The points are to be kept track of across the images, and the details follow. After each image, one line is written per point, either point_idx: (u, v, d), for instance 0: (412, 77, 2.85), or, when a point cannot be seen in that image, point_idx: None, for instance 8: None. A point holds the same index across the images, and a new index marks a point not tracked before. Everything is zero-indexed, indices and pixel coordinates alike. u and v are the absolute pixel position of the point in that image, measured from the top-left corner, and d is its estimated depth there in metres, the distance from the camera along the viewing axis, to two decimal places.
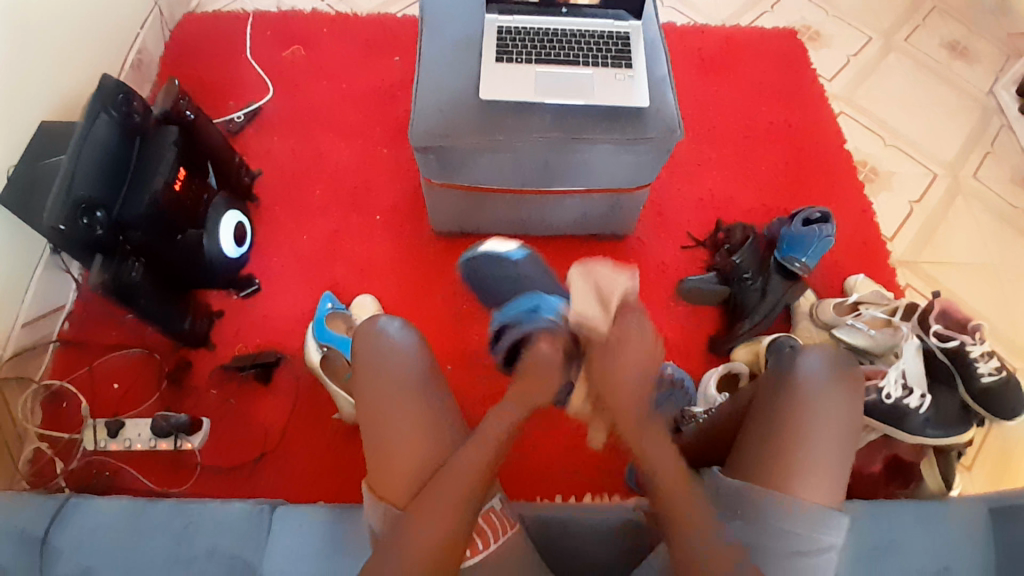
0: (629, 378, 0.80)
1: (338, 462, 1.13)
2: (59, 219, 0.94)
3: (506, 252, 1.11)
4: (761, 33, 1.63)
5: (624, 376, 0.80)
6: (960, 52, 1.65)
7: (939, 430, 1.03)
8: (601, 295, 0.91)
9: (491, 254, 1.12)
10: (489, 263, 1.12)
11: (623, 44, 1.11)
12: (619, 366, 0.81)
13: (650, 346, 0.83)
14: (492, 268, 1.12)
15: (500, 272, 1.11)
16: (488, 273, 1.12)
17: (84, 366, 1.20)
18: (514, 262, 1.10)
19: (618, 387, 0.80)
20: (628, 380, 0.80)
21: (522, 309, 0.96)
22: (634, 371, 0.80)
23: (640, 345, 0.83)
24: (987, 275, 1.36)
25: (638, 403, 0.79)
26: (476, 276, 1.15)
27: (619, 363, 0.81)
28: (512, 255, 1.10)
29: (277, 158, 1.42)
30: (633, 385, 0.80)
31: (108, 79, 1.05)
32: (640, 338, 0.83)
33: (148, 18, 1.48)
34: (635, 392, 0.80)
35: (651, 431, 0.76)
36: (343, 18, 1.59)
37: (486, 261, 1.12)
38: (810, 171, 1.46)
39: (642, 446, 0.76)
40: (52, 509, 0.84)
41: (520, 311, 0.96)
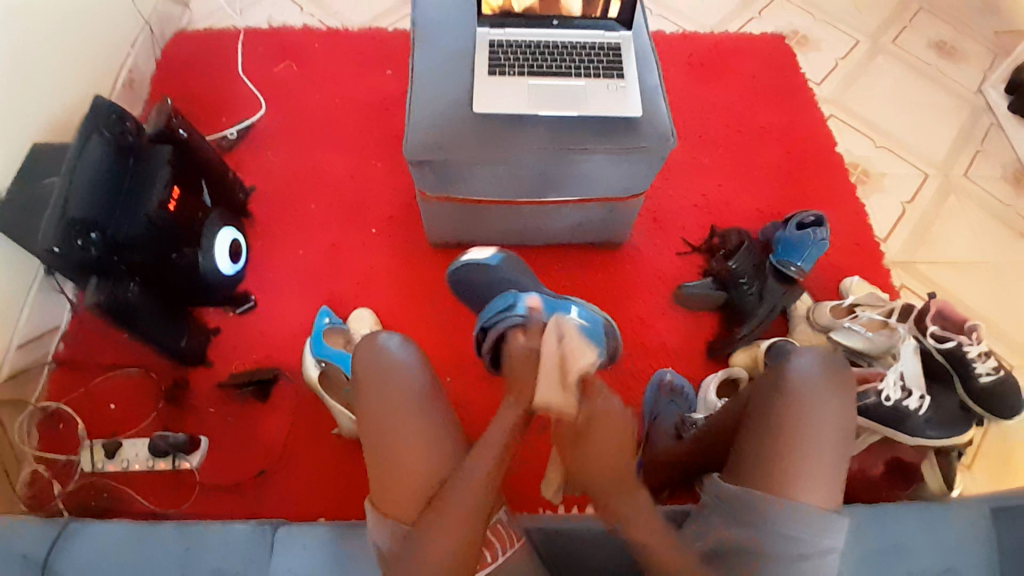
0: (606, 438, 0.76)
1: (338, 479, 1.13)
2: (54, 241, 0.95)
3: (484, 259, 1.06)
4: (750, 39, 1.64)
5: (602, 443, 0.76)
6: (946, 53, 1.66)
7: (939, 431, 1.03)
8: (557, 332, 0.85)
9: (469, 263, 1.07)
10: (471, 271, 1.08)
11: (615, 54, 1.12)
12: (595, 440, 0.76)
13: (626, 423, 0.78)
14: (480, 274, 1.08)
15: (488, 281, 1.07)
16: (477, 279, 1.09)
17: (80, 387, 1.19)
18: (494, 268, 1.06)
19: (591, 467, 0.75)
20: (604, 450, 0.75)
21: (496, 308, 0.92)
22: (612, 430, 0.76)
23: (617, 417, 0.78)
24: (981, 274, 1.37)
25: (618, 465, 0.74)
26: (466, 283, 1.11)
27: (592, 443, 0.76)
28: (490, 260, 1.06)
29: (271, 174, 1.42)
30: (610, 441, 0.76)
31: (100, 100, 1.08)
32: (614, 408, 0.78)
33: (139, 37, 1.48)
34: (609, 449, 0.75)
35: (629, 489, 0.73)
36: (334, 33, 1.60)
37: (467, 268, 1.08)
38: (803, 175, 1.47)
39: (623, 505, 0.72)
40: (52, 534, 0.83)
41: (494, 311, 0.93)
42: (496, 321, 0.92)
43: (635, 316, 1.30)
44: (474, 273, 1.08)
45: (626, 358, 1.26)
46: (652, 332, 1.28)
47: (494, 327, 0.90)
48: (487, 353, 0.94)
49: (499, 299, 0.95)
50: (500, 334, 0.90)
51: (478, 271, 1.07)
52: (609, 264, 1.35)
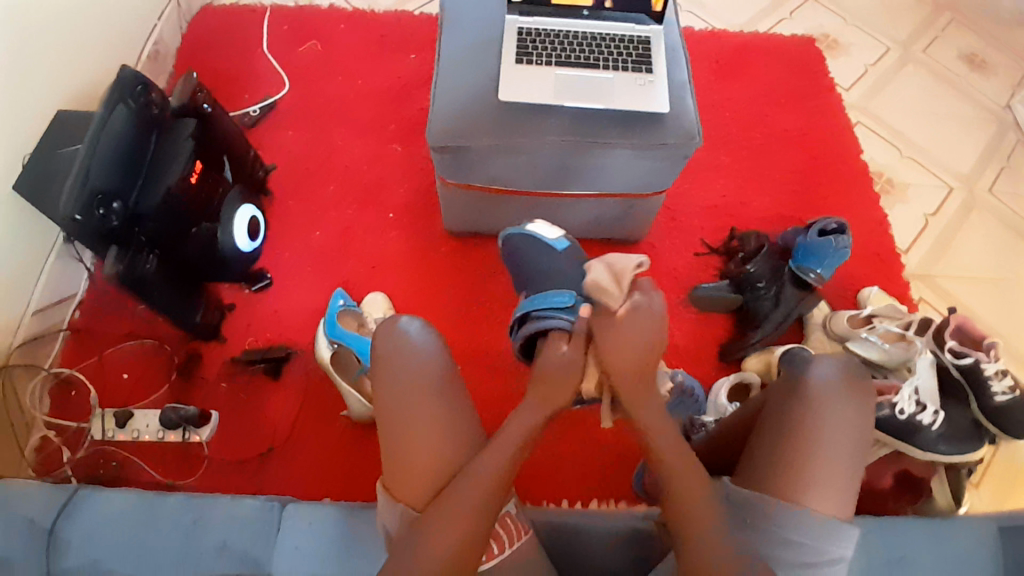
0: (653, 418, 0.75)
1: (345, 460, 1.13)
2: (76, 209, 0.94)
3: (552, 241, 1.01)
4: (779, 40, 1.62)
5: (628, 347, 0.74)
6: (978, 64, 1.64)
7: (951, 446, 1.02)
8: (612, 272, 0.77)
9: (534, 236, 1.02)
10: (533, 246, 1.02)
11: (644, 48, 1.11)
12: (618, 345, 0.74)
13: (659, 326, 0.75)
14: (534, 249, 1.01)
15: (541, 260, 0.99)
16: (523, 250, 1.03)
17: (95, 355, 1.20)
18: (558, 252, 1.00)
19: (618, 364, 0.74)
20: (628, 354, 0.74)
21: (549, 302, 0.83)
22: (635, 333, 0.74)
23: (645, 320, 0.74)
24: (1001, 291, 1.35)
25: (644, 375, 0.75)
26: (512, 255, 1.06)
27: (623, 345, 0.74)
28: (556, 244, 1.00)
29: (291, 153, 1.42)
30: (632, 348, 0.74)
31: (127, 68, 1.04)
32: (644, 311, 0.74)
33: (165, 9, 1.47)
34: (636, 350, 0.74)
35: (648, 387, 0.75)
36: (360, 14, 1.59)
37: (529, 241, 1.03)
38: (825, 181, 1.45)
39: (642, 414, 0.75)
40: (62, 500, 0.85)
41: (546, 304, 0.83)
42: (541, 315, 0.83)
43: None
44: (534, 247, 1.02)
45: None
46: None
47: (538, 322, 0.83)
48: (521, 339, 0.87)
49: (554, 293, 0.84)
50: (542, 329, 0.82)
51: (540, 244, 1.01)
52: None
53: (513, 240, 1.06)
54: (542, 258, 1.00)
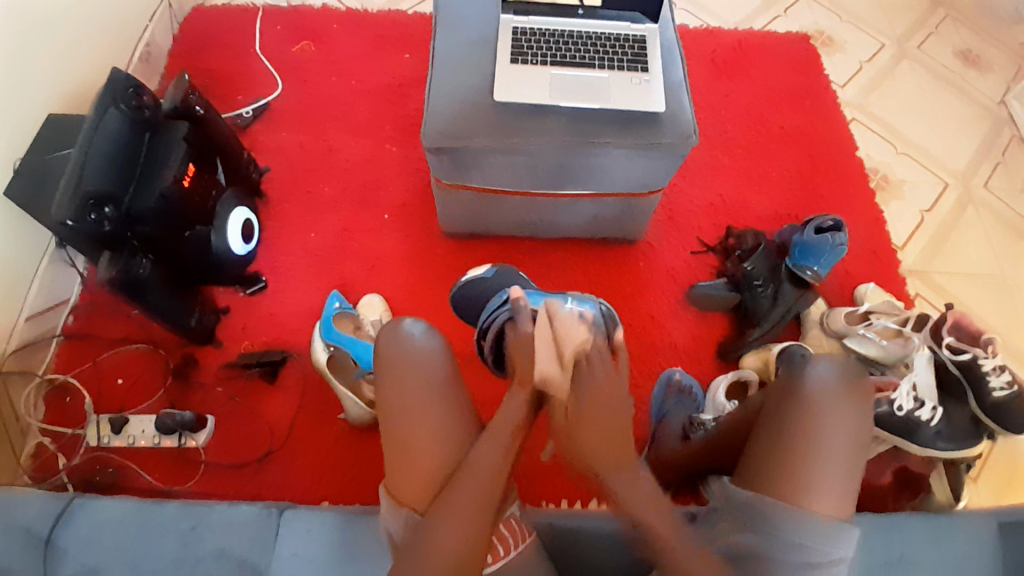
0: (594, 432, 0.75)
1: (343, 463, 1.13)
2: (68, 214, 0.93)
3: (483, 272, 1.11)
4: (774, 38, 1.62)
5: (597, 409, 0.76)
6: (972, 61, 1.64)
7: (949, 442, 1.02)
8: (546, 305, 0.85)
9: (471, 279, 1.11)
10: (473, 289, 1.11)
11: (640, 47, 1.10)
12: (591, 408, 0.76)
13: (615, 378, 0.78)
14: (474, 292, 1.10)
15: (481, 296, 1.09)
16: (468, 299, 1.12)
17: (89, 361, 1.19)
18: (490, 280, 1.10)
19: (588, 427, 0.75)
20: (598, 423, 0.75)
21: (492, 306, 0.92)
22: (598, 385, 0.77)
23: (603, 382, 0.77)
24: (997, 287, 1.36)
25: (619, 444, 0.74)
26: (467, 305, 1.12)
27: (591, 405, 0.76)
28: (486, 273, 1.10)
29: (285, 155, 1.41)
30: (598, 399, 0.76)
31: (118, 71, 1.04)
32: (601, 363, 0.78)
33: (157, 11, 1.46)
34: (604, 411, 0.76)
35: (629, 466, 0.73)
36: (354, 14, 1.58)
37: (466, 288, 1.12)
38: (821, 179, 1.45)
39: (618, 484, 0.72)
40: (58, 507, 0.84)
41: (491, 309, 0.92)
42: (490, 320, 0.90)
43: (646, 314, 1.29)
44: (477, 286, 1.10)
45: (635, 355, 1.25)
46: (662, 330, 1.27)
47: (489, 325, 0.89)
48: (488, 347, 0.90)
49: (496, 299, 0.93)
50: (497, 331, 0.88)
51: (480, 285, 1.10)
52: (622, 260, 1.34)
53: (458, 298, 1.13)
54: (485, 289, 1.09)
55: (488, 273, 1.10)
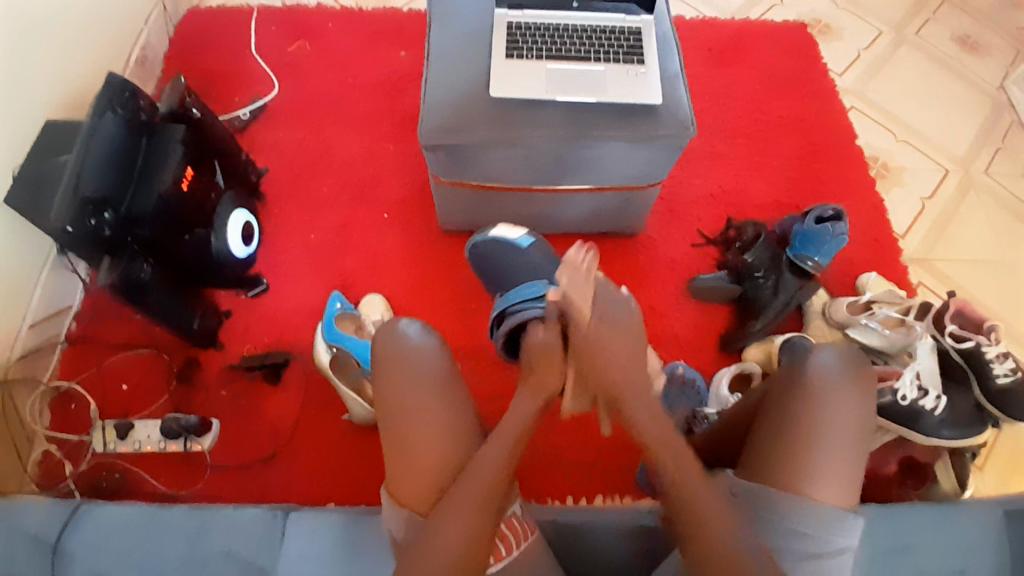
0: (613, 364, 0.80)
1: (348, 463, 1.13)
2: (68, 220, 0.95)
3: (516, 240, 1.08)
4: (771, 26, 1.61)
5: (610, 345, 0.81)
6: (970, 46, 1.63)
7: (954, 431, 1.03)
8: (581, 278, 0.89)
9: (500, 240, 1.08)
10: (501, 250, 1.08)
11: (635, 39, 1.10)
12: (603, 341, 0.82)
13: (627, 315, 0.85)
14: (507, 254, 1.08)
15: (511, 259, 1.07)
16: (495, 256, 1.09)
17: (93, 367, 1.20)
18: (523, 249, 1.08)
19: (604, 367, 0.80)
20: (616, 360, 0.81)
21: (523, 296, 0.94)
22: (614, 324, 0.84)
23: (617, 315, 0.84)
24: (1000, 273, 1.35)
25: (635, 374, 0.79)
26: (484, 261, 1.10)
27: (608, 348, 0.81)
28: (521, 242, 1.08)
29: (284, 155, 1.41)
30: (617, 345, 0.81)
31: (115, 76, 1.06)
32: (616, 306, 0.85)
33: (152, 14, 1.46)
34: (618, 348, 0.81)
35: (643, 392, 0.78)
36: (348, 13, 1.58)
37: (496, 246, 1.09)
38: (821, 168, 1.44)
39: (636, 411, 0.76)
40: (64, 514, 0.84)
41: (521, 298, 0.93)
42: (518, 310, 0.93)
43: (647, 307, 1.29)
44: (508, 253, 1.08)
45: None
46: (665, 323, 1.27)
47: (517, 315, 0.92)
48: (502, 336, 0.96)
49: (524, 288, 0.95)
50: (518, 322, 0.92)
51: (512, 253, 1.07)
52: (623, 254, 1.33)
53: (480, 249, 1.10)
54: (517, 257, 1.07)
55: (521, 243, 1.08)
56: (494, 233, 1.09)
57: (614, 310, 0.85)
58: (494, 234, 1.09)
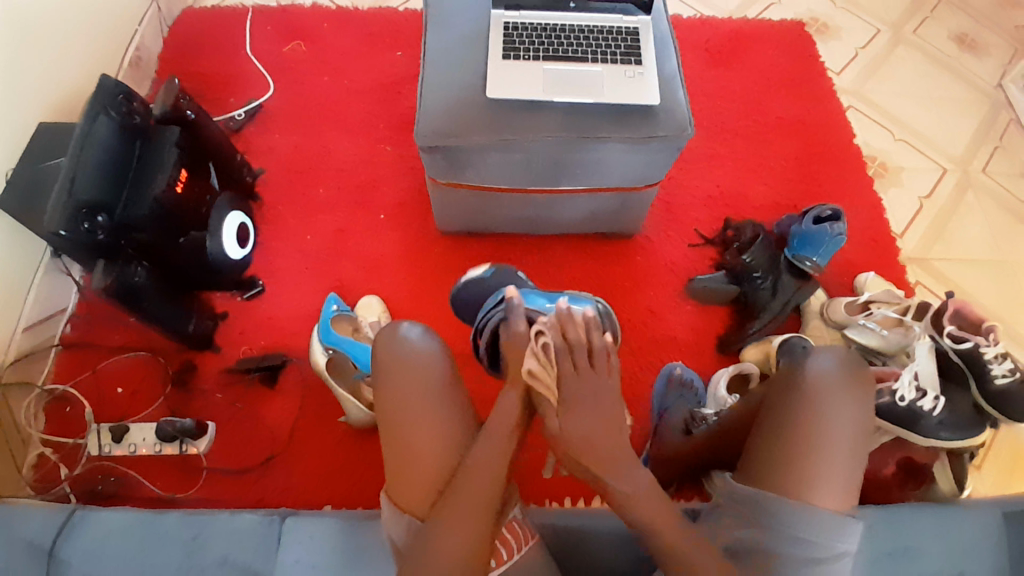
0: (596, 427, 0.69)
1: (346, 466, 1.12)
2: (60, 224, 0.93)
3: (481, 273, 1.12)
4: (769, 26, 1.60)
5: (587, 405, 0.69)
6: (968, 45, 1.62)
7: (953, 433, 1.02)
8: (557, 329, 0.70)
9: (466, 282, 1.13)
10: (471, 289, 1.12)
11: (633, 39, 1.09)
12: (580, 400, 0.69)
13: (603, 362, 0.69)
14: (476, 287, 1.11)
15: (483, 297, 1.11)
16: (466, 299, 1.13)
17: (88, 370, 1.19)
18: (489, 278, 1.11)
19: (578, 430, 0.69)
20: (586, 430, 0.69)
21: (486, 307, 0.94)
22: (586, 383, 0.69)
23: (596, 368, 0.69)
24: (997, 272, 1.35)
25: (609, 441, 0.69)
26: (467, 308, 1.14)
27: (583, 404, 0.69)
28: (485, 273, 1.12)
29: (280, 157, 1.40)
30: (593, 402, 0.69)
31: (107, 78, 1.04)
32: (591, 354, 0.69)
33: (146, 15, 1.45)
34: (592, 410, 0.69)
35: (629, 460, 0.69)
36: (344, 13, 1.57)
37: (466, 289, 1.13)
38: (818, 168, 1.44)
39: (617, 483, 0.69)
40: (59, 521, 0.83)
41: (484, 310, 0.93)
42: (486, 319, 0.92)
43: (645, 309, 1.28)
44: (481, 291, 1.11)
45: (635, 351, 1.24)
46: (662, 324, 1.27)
47: (484, 325, 0.91)
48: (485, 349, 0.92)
49: (489, 301, 0.95)
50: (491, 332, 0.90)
51: (480, 288, 1.11)
52: (621, 255, 1.33)
53: (458, 305, 1.15)
54: (486, 288, 1.11)
55: (485, 273, 1.12)
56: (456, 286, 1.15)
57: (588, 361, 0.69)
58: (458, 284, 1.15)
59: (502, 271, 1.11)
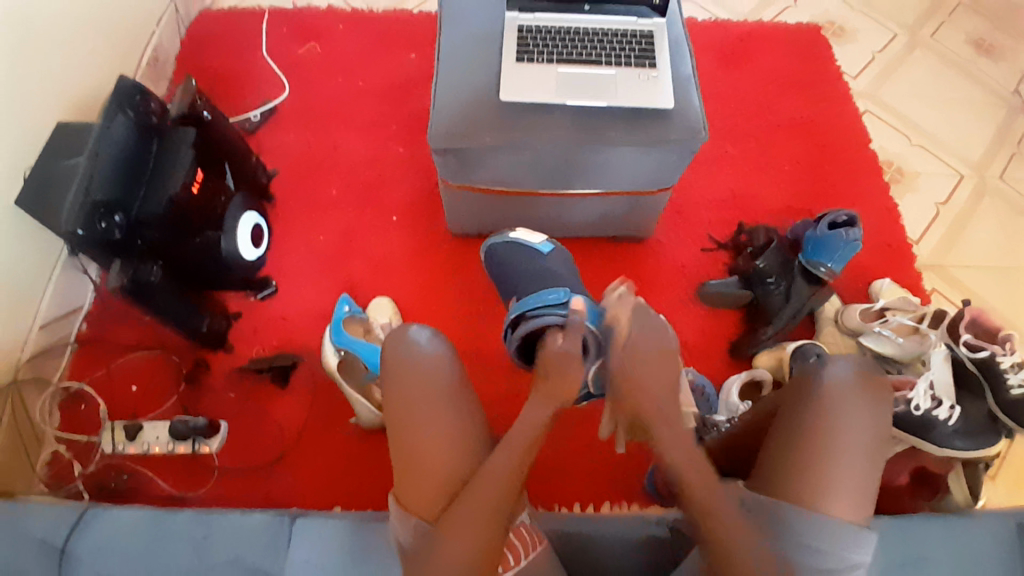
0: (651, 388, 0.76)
1: (355, 467, 1.13)
2: (78, 223, 0.96)
3: (537, 245, 1.07)
4: (784, 29, 1.59)
5: (647, 372, 0.77)
6: (986, 49, 1.60)
7: (967, 441, 1.01)
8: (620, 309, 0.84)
9: (522, 243, 1.08)
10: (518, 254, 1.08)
11: (647, 43, 1.09)
12: (642, 363, 0.77)
13: (664, 342, 0.79)
14: (523, 259, 1.07)
15: (523, 262, 1.06)
16: (509, 258, 1.08)
17: (102, 368, 1.20)
18: (544, 255, 1.07)
19: (637, 394, 0.76)
20: (647, 391, 0.76)
21: (543, 301, 0.88)
22: (647, 352, 0.78)
23: (650, 340, 0.79)
24: (1014, 279, 1.33)
25: (660, 398, 0.76)
26: (497, 262, 1.10)
27: (644, 372, 0.77)
28: (540, 248, 1.07)
29: (293, 158, 1.41)
30: (648, 372, 0.77)
31: (125, 80, 1.08)
32: (653, 329, 0.80)
33: (163, 16, 1.46)
34: (653, 376, 0.77)
35: (674, 420, 0.74)
36: (358, 15, 1.57)
37: (516, 251, 1.08)
38: (833, 173, 1.42)
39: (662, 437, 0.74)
40: (71, 518, 0.84)
41: (540, 303, 0.88)
42: (535, 312, 0.87)
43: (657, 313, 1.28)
44: (524, 258, 1.07)
45: None
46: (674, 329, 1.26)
47: (532, 322, 0.87)
48: (516, 340, 0.90)
49: (545, 293, 0.89)
50: (534, 327, 0.86)
51: (529, 257, 1.06)
52: (632, 258, 1.32)
53: (496, 249, 1.10)
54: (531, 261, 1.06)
55: (541, 250, 1.07)
56: (512, 234, 1.09)
57: (654, 333, 0.79)
58: (512, 235, 1.08)
59: (556, 258, 1.08)
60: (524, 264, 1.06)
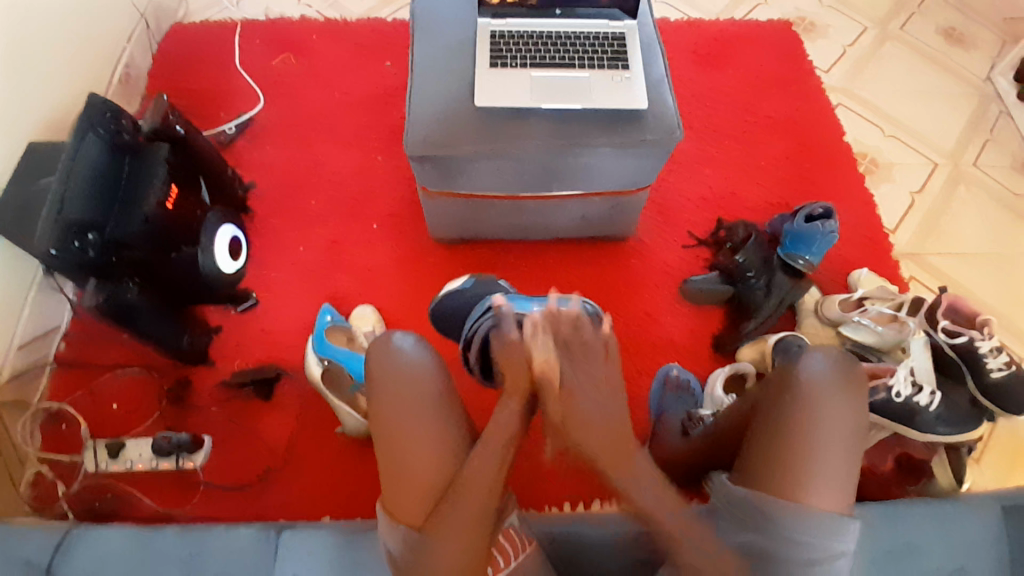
0: (591, 412, 0.72)
1: (342, 477, 1.12)
2: (52, 244, 0.93)
3: (461, 283, 1.09)
4: (757, 26, 1.61)
5: (585, 394, 0.73)
6: (956, 39, 1.63)
7: (949, 427, 1.02)
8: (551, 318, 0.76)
9: (449, 292, 1.09)
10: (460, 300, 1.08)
11: (619, 44, 1.10)
12: (579, 386, 0.73)
13: (602, 363, 0.74)
14: (461, 305, 1.07)
15: (466, 305, 1.06)
16: (450, 310, 1.08)
17: (83, 388, 1.19)
18: (471, 288, 1.07)
19: (585, 418, 0.72)
20: (589, 415, 0.72)
21: (475, 314, 0.91)
22: (588, 380, 0.73)
23: (590, 363, 0.74)
24: (991, 264, 1.35)
25: (609, 431, 0.72)
26: (446, 316, 1.09)
27: (586, 397, 0.73)
28: (465, 283, 1.09)
29: (270, 169, 1.40)
30: (594, 393, 0.73)
31: (95, 97, 1.05)
32: (586, 350, 0.74)
33: (134, 32, 1.45)
34: (603, 406, 0.73)
35: (631, 451, 0.71)
36: (334, 25, 1.58)
37: (450, 298, 1.08)
38: (809, 166, 1.44)
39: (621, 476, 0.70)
40: (55, 539, 0.83)
41: (475, 316, 0.91)
42: (475, 329, 0.89)
43: (641, 311, 1.28)
44: (462, 296, 1.07)
45: (631, 352, 1.24)
46: (657, 327, 1.27)
47: (473, 334, 0.88)
48: (475, 363, 0.89)
49: (479, 308, 0.93)
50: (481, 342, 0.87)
51: (464, 295, 1.07)
52: (614, 258, 1.33)
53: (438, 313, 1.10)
54: (468, 298, 1.06)
55: (467, 283, 1.08)
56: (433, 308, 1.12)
57: (587, 352, 0.74)
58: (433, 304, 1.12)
59: (492, 280, 1.07)
60: (467, 302, 1.06)
